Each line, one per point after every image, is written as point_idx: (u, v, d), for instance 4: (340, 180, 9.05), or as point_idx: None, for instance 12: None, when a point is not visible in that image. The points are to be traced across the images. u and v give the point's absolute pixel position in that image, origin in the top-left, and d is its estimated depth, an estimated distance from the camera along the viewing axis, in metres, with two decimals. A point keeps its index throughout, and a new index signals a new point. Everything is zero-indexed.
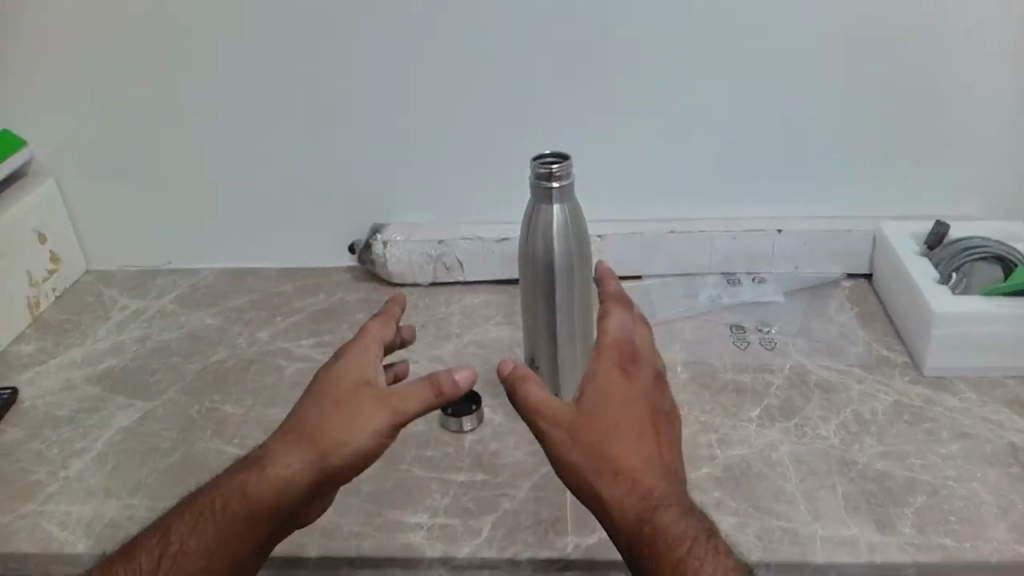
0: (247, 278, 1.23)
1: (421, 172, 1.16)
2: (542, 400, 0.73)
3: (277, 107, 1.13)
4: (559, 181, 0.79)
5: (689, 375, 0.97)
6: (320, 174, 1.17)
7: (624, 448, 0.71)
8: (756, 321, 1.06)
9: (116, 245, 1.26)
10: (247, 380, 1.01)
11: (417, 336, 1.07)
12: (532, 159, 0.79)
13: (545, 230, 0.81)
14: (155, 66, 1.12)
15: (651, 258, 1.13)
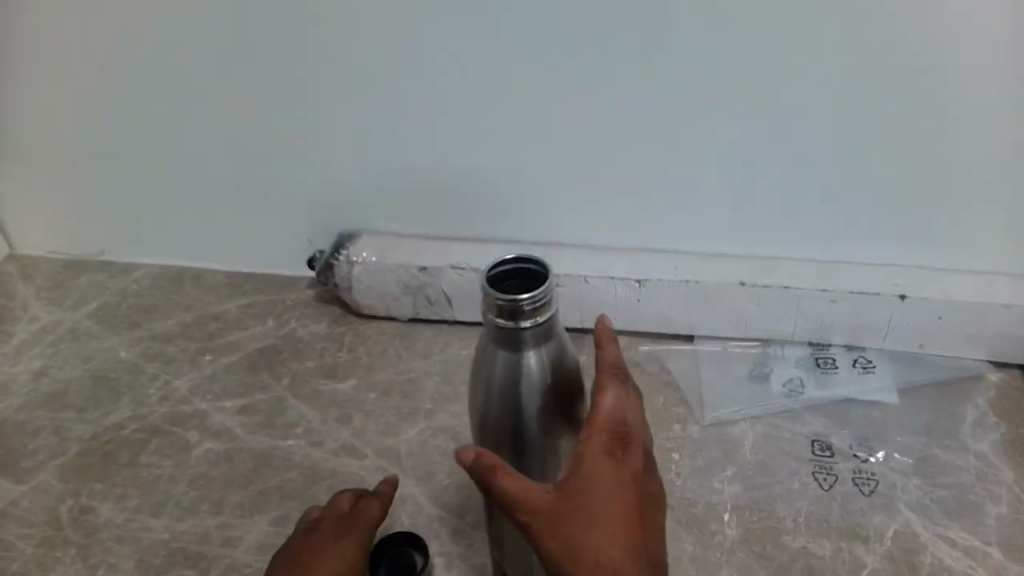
0: (188, 284, 0.95)
1: (403, 178, 0.83)
2: (514, 489, 0.46)
3: (206, 78, 0.80)
4: (532, 319, 0.47)
5: (740, 533, 0.66)
6: (271, 171, 0.85)
7: (621, 555, 0.46)
8: (851, 438, 0.72)
9: (25, 234, 0.97)
10: (143, 464, 0.76)
11: (374, 408, 0.79)
12: (485, 291, 0.47)
13: (510, 385, 0.50)
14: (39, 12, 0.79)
15: (710, 316, 0.80)
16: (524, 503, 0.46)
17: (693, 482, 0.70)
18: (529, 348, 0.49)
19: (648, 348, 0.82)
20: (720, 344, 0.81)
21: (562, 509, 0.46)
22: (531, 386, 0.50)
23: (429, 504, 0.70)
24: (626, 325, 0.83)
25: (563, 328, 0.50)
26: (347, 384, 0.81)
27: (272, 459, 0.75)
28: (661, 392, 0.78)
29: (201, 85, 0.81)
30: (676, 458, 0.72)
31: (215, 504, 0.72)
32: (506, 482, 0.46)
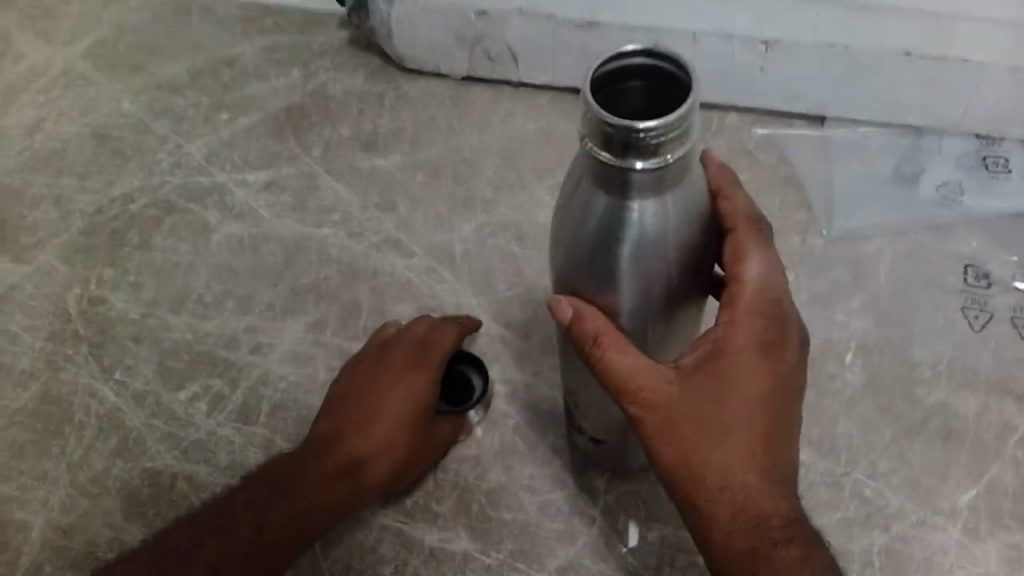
0: (195, 18, 0.77)
1: None
2: (626, 366, 0.38)
3: None
4: (654, 153, 0.33)
5: (865, 380, 0.54)
6: None
7: (734, 464, 0.39)
8: (1017, 262, 0.58)
9: None
10: (157, 248, 0.65)
11: (424, 194, 0.65)
12: (592, 108, 0.33)
13: (608, 239, 0.37)
14: None
15: (855, 92, 0.63)
16: (636, 385, 0.39)
17: (810, 312, 0.57)
18: (636, 196, 0.35)
19: (764, 128, 0.65)
20: (859, 128, 0.64)
21: (677, 402, 0.39)
22: (636, 243, 0.36)
23: (489, 320, 0.59)
24: (740, 98, 0.65)
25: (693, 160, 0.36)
26: (390, 161, 0.67)
27: (304, 251, 0.63)
28: (779, 191, 0.62)
29: None
30: (790, 279, 0.59)
31: (241, 303, 0.62)
32: (615, 359, 0.38)
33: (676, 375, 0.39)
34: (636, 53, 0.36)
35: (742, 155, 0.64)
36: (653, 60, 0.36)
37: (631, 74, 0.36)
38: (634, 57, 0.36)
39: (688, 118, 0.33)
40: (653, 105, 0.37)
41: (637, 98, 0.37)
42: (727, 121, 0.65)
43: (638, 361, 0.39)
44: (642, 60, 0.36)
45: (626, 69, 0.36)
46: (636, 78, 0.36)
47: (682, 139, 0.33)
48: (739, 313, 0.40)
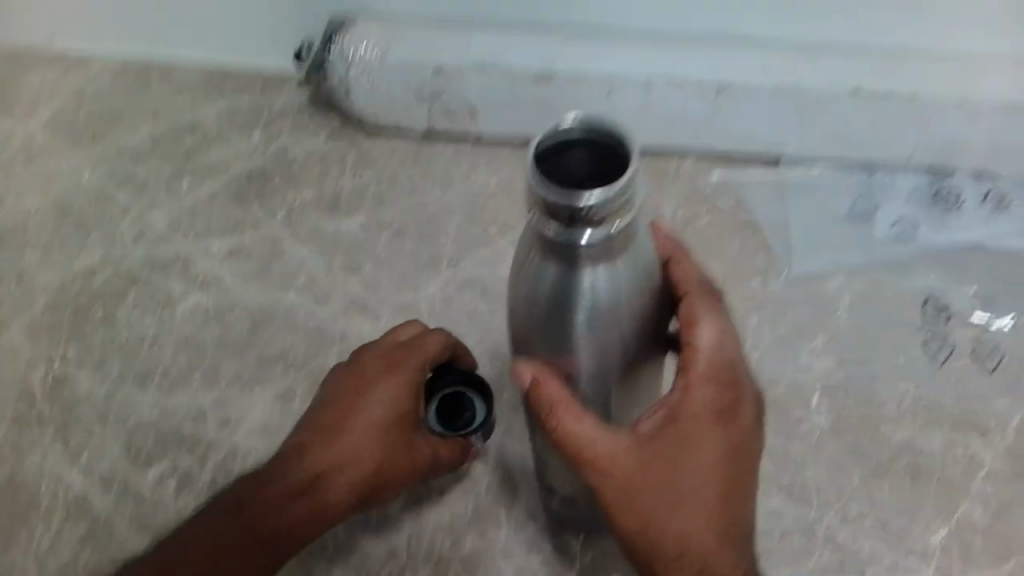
0: (147, 82, 0.75)
1: None
2: (583, 436, 0.40)
3: None
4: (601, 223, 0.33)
5: (833, 420, 0.55)
6: None
7: (692, 531, 0.40)
8: (973, 296, 0.59)
9: None
10: (122, 323, 0.64)
11: (389, 254, 0.65)
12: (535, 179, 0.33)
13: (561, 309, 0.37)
14: None
15: (809, 133, 0.63)
16: (595, 454, 0.40)
17: (775, 355, 0.58)
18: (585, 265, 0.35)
19: (720, 173, 0.66)
20: (815, 167, 0.65)
21: (634, 470, 0.40)
22: (590, 313, 0.37)
23: None
24: (697, 143, 0.66)
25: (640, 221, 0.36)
26: (353, 222, 0.67)
27: (271, 318, 0.63)
28: (738, 236, 0.63)
29: None
30: (754, 323, 0.59)
31: (208, 375, 0.61)
32: (571, 428, 0.40)
33: (632, 442, 0.40)
34: (572, 122, 0.35)
35: (701, 202, 0.65)
36: (591, 128, 0.36)
37: (573, 144, 0.36)
38: (574, 125, 0.35)
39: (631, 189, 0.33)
40: (594, 172, 0.36)
41: (580, 164, 0.36)
42: (681, 171, 0.66)
43: (595, 431, 0.40)
44: (581, 128, 0.35)
45: (568, 139, 0.36)
46: (578, 146, 0.36)
47: (625, 210, 0.33)
48: (693, 383, 0.41)
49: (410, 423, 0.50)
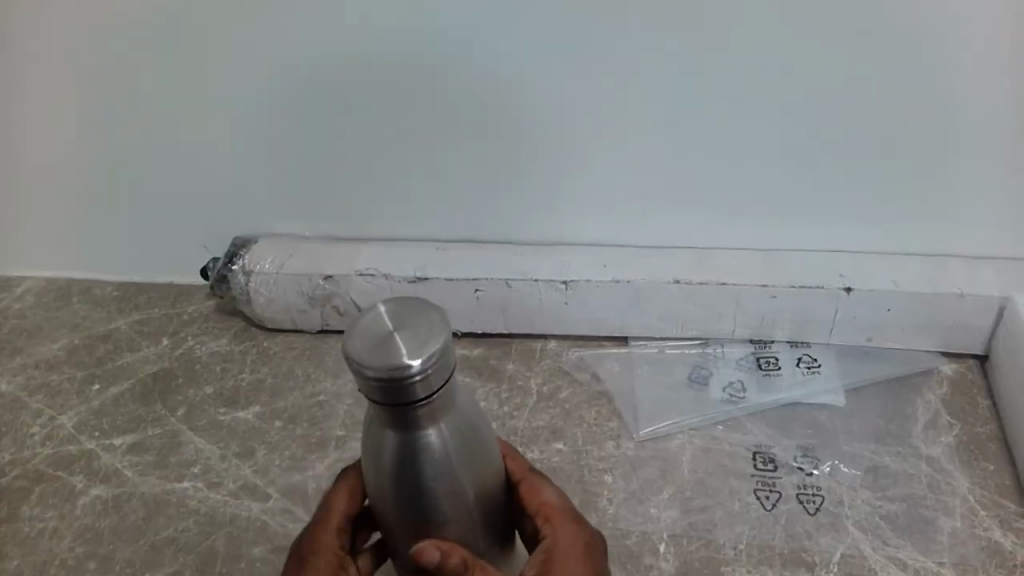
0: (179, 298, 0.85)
1: (316, 182, 0.75)
2: None
3: (162, 144, 0.75)
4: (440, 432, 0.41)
5: (679, 567, 0.61)
6: (207, 187, 0.78)
7: None
8: (795, 447, 0.67)
9: None
10: (25, 520, 0.68)
11: (281, 441, 0.72)
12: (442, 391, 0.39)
13: (408, 472, 0.41)
14: (28, 105, 0.75)
15: (644, 316, 0.74)
16: None
17: (627, 509, 0.65)
18: (430, 428, 0.40)
19: (577, 351, 0.75)
20: (658, 345, 0.75)
21: None
22: (434, 469, 0.41)
23: None
24: (557, 329, 0.76)
25: (466, 398, 0.43)
26: (250, 412, 0.74)
27: (166, 505, 0.68)
28: (593, 405, 0.72)
29: (157, 147, 0.76)
30: (607, 482, 0.66)
31: (102, 562, 0.65)
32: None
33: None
34: (416, 359, 0.37)
35: (561, 379, 0.74)
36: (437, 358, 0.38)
37: (413, 371, 0.37)
38: (435, 388, 0.38)
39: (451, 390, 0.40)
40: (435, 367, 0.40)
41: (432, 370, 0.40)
42: (546, 351, 0.76)
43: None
44: (439, 351, 0.38)
45: (417, 388, 0.38)
46: (415, 345, 0.37)
47: (446, 380, 0.39)
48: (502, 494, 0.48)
49: None
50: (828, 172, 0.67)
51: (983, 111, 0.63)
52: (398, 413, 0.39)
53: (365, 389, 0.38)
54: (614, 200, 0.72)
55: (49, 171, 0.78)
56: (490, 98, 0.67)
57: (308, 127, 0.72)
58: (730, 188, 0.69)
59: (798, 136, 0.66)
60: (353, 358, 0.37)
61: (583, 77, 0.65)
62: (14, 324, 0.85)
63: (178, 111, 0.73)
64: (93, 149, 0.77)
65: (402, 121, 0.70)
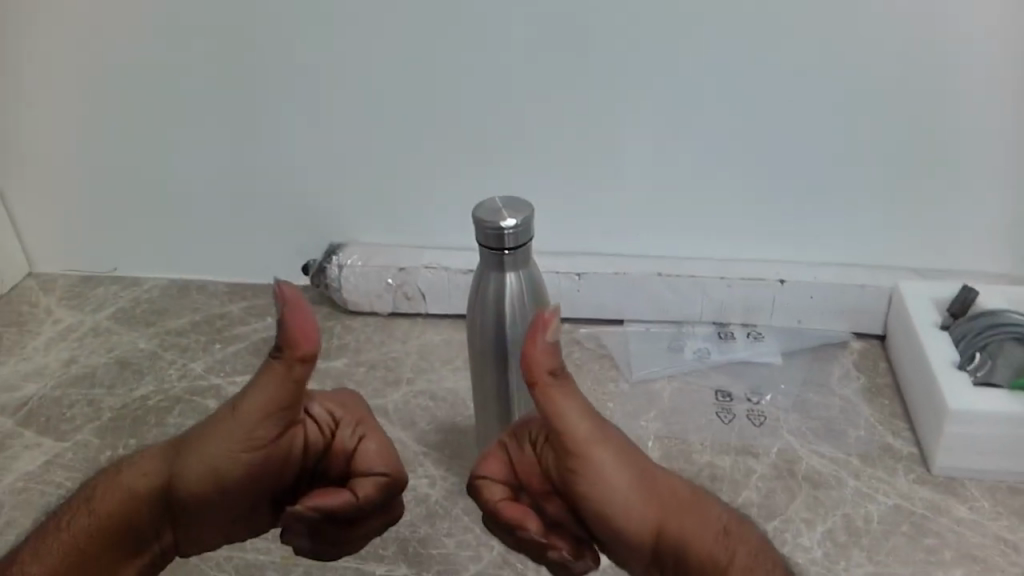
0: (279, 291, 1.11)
1: (397, 200, 1.04)
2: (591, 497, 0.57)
3: (289, 171, 1.03)
4: (516, 274, 0.70)
5: (661, 454, 0.85)
6: (316, 202, 1.05)
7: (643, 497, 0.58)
8: (746, 388, 0.92)
9: (69, 256, 1.14)
10: (169, 423, 0.91)
11: (365, 381, 0.96)
12: (522, 245, 0.69)
13: (498, 302, 0.71)
14: (195, 138, 1.03)
15: (635, 305, 1.01)
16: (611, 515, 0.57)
17: (625, 422, 0.89)
18: (510, 270, 0.70)
19: (585, 330, 1.02)
20: (645, 326, 1.02)
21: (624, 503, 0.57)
22: (513, 300, 0.71)
23: (413, 443, 0.87)
24: (571, 312, 1.02)
25: (535, 265, 0.72)
26: (339, 362, 0.99)
27: None
28: (598, 361, 0.97)
29: (285, 173, 1.04)
30: (609, 406, 0.91)
31: None
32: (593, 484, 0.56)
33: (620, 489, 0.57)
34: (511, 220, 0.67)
35: (574, 346, 1.00)
36: (523, 222, 0.67)
37: (508, 225, 0.67)
38: (522, 240, 0.68)
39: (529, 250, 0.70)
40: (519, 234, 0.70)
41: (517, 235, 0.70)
42: (562, 329, 1.02)
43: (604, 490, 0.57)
44: (524, 219, 0.67)
45: (510, 238, 0.68)
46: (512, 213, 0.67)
47: (525, 242, 0.69)
48: (541, 415, 0.57)
49: (279, 414, 0.59)
50: (754, 197, 0.97)
51: (866, 151, 0.93)
52: (495, 254, 0.69)
53: (481, 235, 0.68)
54: (614, 219, 1.01)
55: (202, 190, 1.06)
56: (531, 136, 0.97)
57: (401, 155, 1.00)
58: (698, 209, 0.99)
59: (742, 172, 0.96)
60: (476, 216, 0.68)
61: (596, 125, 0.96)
62: (145, 306, 1.10)
63: (307, 146, 1.01)
64: (240, 175, 1.04)
65: (468, 153, 0.99)
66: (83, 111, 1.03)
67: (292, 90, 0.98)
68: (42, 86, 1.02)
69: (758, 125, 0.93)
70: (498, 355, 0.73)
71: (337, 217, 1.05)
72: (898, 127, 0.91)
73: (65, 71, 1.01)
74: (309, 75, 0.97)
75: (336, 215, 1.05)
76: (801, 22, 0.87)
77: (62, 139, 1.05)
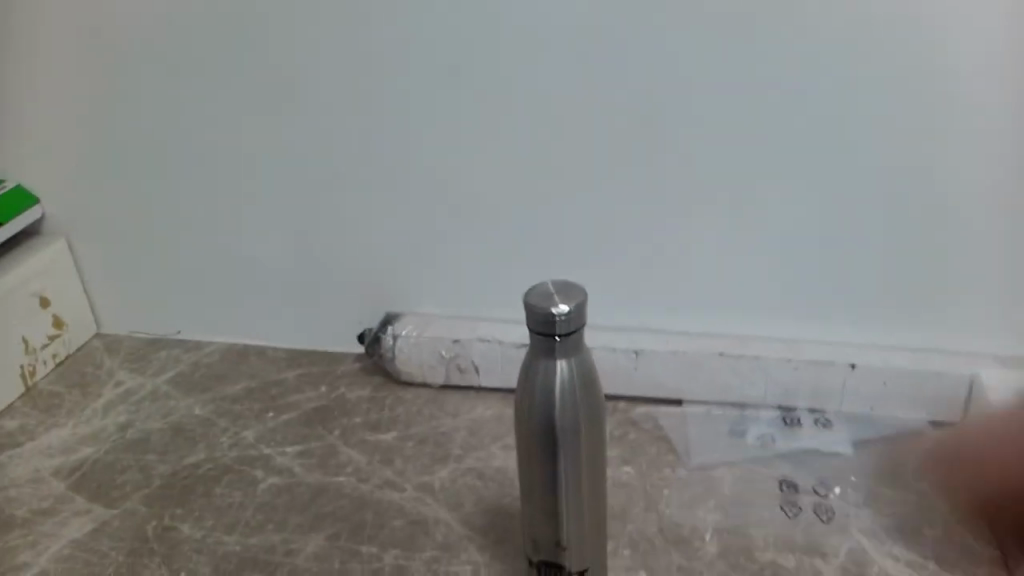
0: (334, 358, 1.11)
1: (453, 269, 1.04)
2: None
3: (349, 239, 1.05)
4: (566, 362, 0.68)
5: (720, 549, 0.80)
6: (374, 270, 1.06)
7: None
8: (813, 479, 0.87)
9: (136, 318, 1.17)
10: (216, 493, 0.90)
11: (414, 456, 0.93)
12: (573, 332, 0.67)
13: (547, 390, 0.69)
14: (262, 207, 1.06)
15: (695, 385, 0.97)
16: None
17: (682, 511, 0.84)
18: (561, 357, 0.68)
19: (642, 410, 0.98)
20: (705, 407, 0.97)
21: None
22: (563, 389, 0.68)
23: (459, 526, 0.84)
24: (628, 390, 0.99)
25: (587, 351, 0.70)
26: (389, 435, 0.97)
27: (326, 490, 0.89)
28: (655, 444, 0.93)
29: (345, 241, 1.05)
30: (665, 493, 0.86)
31: (278, 524, 0.86)
32: None
33: None
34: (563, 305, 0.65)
35: (630, 426, 0.96)
36: (576, 309, 0.65)
37: (558, 312, 0.65)
38: (574, 328, 0.66)
39: (581, 337, 0.68)
40: None
41: None
42: (618, 408, 0.99)
43: None
44: (576, 306, 0.65)
45: (561, 326, 0.65)
46: (563, 299, 0.66)
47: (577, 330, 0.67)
48: None
49: None
50: (815, 268, 0.94)
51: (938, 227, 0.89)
52: (544, 340, 0.67)
53: (531, 321, 0.66)
54: (674, 294, 0.99)
55: (265, 258, 1.08)
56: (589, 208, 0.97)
57: (460, 225, 1.01)
58: (760, 286, 0.96)
59: (805, 246, 0.93)
60: (527, 301, 0.66)
61: (655, 196, 0.94)
62: (202, 371, 1.11)
63: (368, 215, 1.03)
64: (301, 243, 1.07)
65: (525, 223, 0.99)
66: (142, 149, 1.07)
67: (356, 160, 1.01)
68: (90, 115, 1.06)
69: (822, 197, 0.91)
70: (545, 445, 0.70)
71: (380, 258, 1.05)
72: (953, 171, 0.86)
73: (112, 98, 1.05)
74: (346, 105, 0.98)
75: (393, 283, 1.06)
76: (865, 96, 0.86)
77: (111, 169, 1.09)
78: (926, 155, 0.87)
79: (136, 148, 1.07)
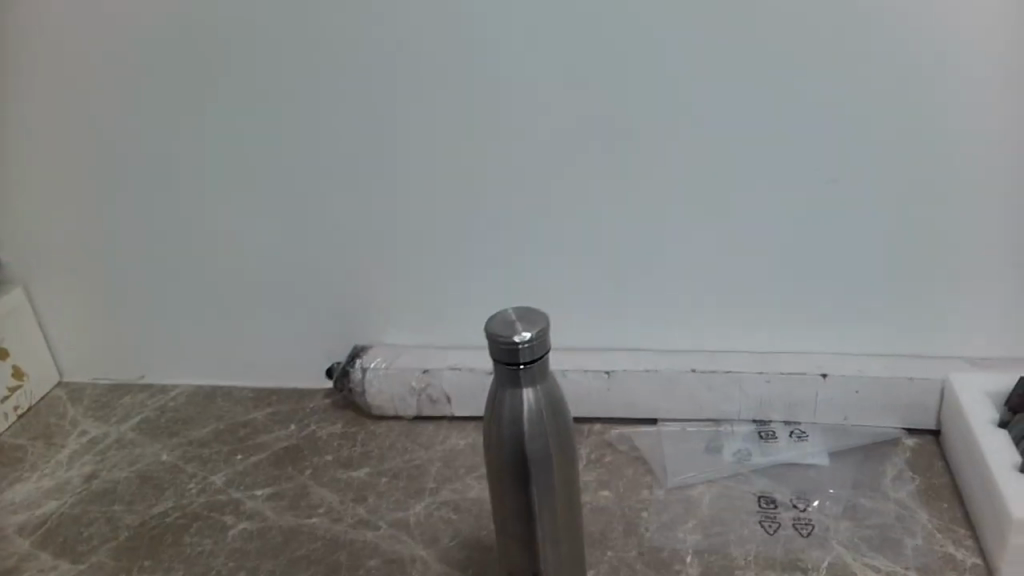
0: (303, 395, 1.09)
1: (420, 298, 1.02)
2: None
3: (311, 273, 1.03)
4: (532, 388, 0.67)
5: (702, 570, 0.78)
6: (339, 304, 1.04)
7: None
8: (791, 493, 0.86)
9: (99, 364, 1.15)
10: (185, 542, 0.88)
11: (387, 492, 0.92)
12: (539, 358, 0.66)
13: (515, 418, 0.67)
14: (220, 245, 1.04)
15: (669, 403, 0.96)
16: None
17: (661, 533, 0.83)
18: (527, 385, 0.67)
19: (617, 431, 0.97)
20: (680, 425, 0.96)
21: None
22: (531, 416, 0.67)
23: (436, 562, 0.82)
24: (602, 412, 0.98)
25: (552, 377, 0.69)
26: (362, 471, 0.95)
27: (298, 532, 0.87)
28: (632, 465, 0.92)
29: (307, 276, 1.03)
30: (644, 515, 0.85)
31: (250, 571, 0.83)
32: None
33: None
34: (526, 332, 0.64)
35: (606, 449, 0.95)
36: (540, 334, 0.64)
37: (522, 339, 0.63)
38: (538, 354, 0.65)
39: (546, 362, 0.67)
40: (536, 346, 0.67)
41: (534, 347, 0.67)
42: (593, 431, 0.98)
43: None
44: (538, 331, 0.64)
45: (525, 353, 0.64)
46: (526, 326, 0.64)
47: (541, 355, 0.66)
48: None
49: None
50: (780, 279, 0.93)
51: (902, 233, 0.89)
52: (508, 368, 0.66)
53: (495, 349, 0.65)
54: (643, 313, 0.98)
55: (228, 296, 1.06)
56: (552, 232, 0.95)
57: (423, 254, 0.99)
58: (727, 300, 0.96)
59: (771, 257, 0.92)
60: (489, 329, 0.65)
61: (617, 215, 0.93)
62: (169, 415, 1.09)
63: (328, 248, 1.01)
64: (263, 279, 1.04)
65: (488, 248, 0.98)
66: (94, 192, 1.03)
67: (313, 194, 0.99)
68: (19, 156, 1.02)
69: (785, 209, 0.90)
70: (516, 474, 0.69)
71: (345, 276, 1.02)
72: (912, 176, 0.86)
73: (57, 129, 1.01)
74: (294, 137, 0.96)
75: (359, 316, 1.04)
76: (823, 107, 0.85)
77: (62, 200, 1.05)
78: (888, 163, 0.86)
79: (78, 187, 1.03)
